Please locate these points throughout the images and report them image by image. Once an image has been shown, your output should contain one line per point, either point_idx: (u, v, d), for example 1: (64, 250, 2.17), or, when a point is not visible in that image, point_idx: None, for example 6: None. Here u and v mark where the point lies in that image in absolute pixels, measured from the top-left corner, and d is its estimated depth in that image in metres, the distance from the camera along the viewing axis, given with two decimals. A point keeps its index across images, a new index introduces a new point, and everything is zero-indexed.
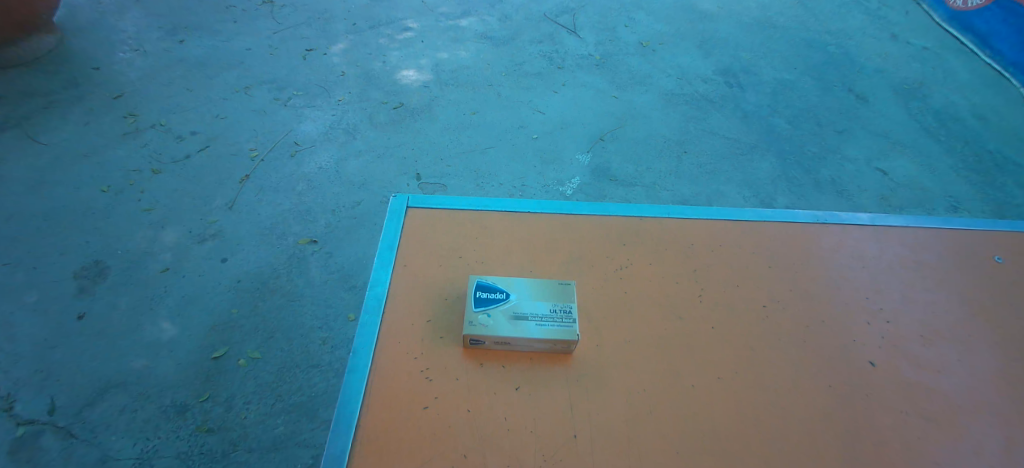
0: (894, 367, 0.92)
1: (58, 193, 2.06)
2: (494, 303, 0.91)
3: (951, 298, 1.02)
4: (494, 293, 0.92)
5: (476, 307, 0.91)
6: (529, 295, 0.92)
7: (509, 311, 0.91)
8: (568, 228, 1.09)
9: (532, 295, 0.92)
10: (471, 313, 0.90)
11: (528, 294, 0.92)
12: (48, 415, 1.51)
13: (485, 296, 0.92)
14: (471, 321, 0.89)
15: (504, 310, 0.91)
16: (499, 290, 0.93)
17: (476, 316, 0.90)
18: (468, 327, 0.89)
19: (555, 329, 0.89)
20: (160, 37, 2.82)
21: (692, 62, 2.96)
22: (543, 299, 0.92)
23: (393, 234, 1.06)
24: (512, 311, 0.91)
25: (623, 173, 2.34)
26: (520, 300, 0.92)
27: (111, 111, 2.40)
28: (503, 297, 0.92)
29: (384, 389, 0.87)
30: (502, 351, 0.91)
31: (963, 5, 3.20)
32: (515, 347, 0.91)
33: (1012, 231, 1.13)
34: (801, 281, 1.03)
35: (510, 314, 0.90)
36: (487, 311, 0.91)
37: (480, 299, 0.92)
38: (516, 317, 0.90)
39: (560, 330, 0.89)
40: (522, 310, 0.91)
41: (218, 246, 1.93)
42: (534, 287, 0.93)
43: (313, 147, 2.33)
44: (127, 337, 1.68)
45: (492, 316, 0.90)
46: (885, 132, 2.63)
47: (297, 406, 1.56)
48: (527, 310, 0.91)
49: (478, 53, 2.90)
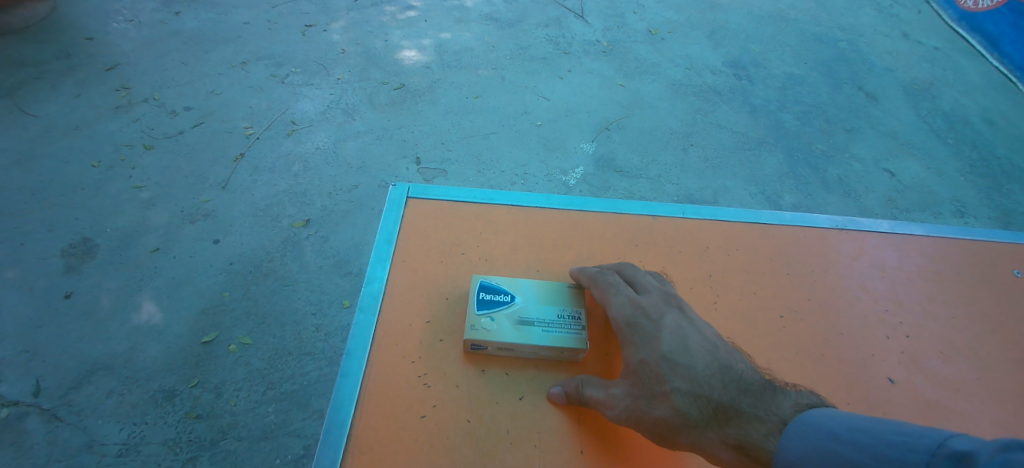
0: (914, 385, 0.91)
1: (47, 167, 2.00)
2: (498, 305, 0.89)
3: (971, 313, 1.01)
4: (499, 295, 0.90)
5: (479, 310, 0.89)
6: (534, 299, 0.91)
7: (513, 315, 0.89)
8: (576, 226, 1.07)
9: (538, 299, 0.91)
10: (475, 315, 0.88)
11: (535, 297, 0.91)
12: (33, 396, 1.47)
13: (488, 297, 0.90)
14: (473, 324, 0.87)
15: (509, 314, 0.89)
16: (504, 293, 0.91)
17: (480, 320, 0.88)
18: (470, 331, 0.86)
19: (563, 337, 0.87)
20: (155, 8, 2.72)
21: (702, 52, 2.89)
22: (549, 304, 0.91)
23: (392, 224, 1.04)
24: (517, 315, 0.89)
25: (629, 164, 2.29)
26: (525, 304, 0.90)
27: (104, 83, 2.33)
28: (507, 300, 0.90)
29: (377, 397, 0.84)
30: (504, 356, 0.89)
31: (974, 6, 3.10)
32: (519, 353, 0.89)
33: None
34: (821, 290, 1.01)
35: (515, 319, 0.88)
36: (491, 314, 0.89)
37: (483, 301, 0.90)
38: (522, 323, 0.88)
39: (567, 338, 0.87)
40: (527, 314, 0.89)
41: (211, 227, 1.88)
42: (539, 291, 0.92)
43: (312, 126, 2.27)
44: (116, 319, 1.64)
45: (496, 320, 0.88)
46: (893, 132, 2.58)
47: (289, 394, 1.53)
48: (534, 315, 0.89)
49: (482, 36, 2.81)
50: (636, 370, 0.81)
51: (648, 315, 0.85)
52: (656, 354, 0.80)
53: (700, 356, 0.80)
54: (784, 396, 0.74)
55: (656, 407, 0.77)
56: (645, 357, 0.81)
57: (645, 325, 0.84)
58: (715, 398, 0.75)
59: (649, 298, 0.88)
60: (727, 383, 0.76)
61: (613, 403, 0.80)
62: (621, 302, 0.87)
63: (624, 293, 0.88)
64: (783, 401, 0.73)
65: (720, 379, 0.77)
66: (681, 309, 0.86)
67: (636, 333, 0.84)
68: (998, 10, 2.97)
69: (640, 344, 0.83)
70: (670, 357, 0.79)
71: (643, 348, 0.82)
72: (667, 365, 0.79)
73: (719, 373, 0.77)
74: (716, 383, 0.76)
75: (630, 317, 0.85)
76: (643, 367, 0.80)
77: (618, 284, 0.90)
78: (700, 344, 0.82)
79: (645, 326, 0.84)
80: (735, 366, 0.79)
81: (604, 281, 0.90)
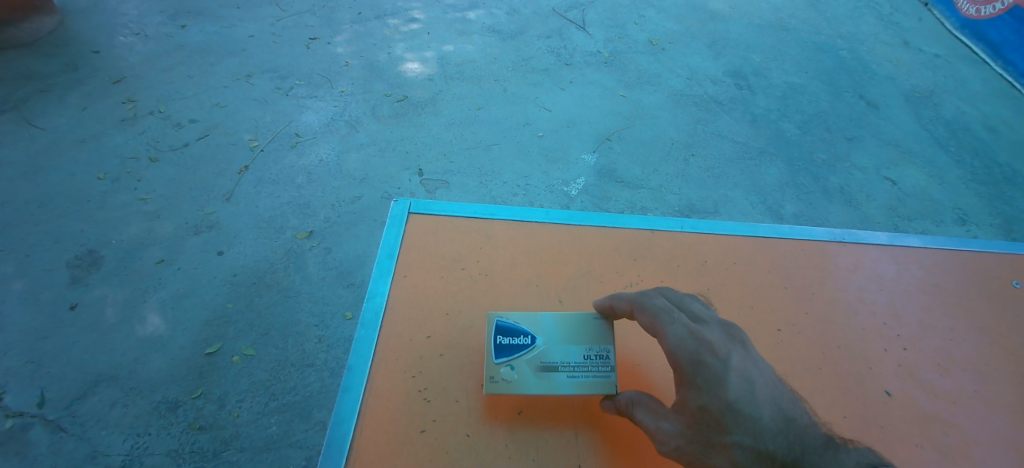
0: (909, 398, 1.06)
1: (54, 179, 2.02)
2: (519, 353, 1.04)
3: (968, 324, 1.19)
4: (520, 341, 1.05)
5: (497, 360, 1.04)
6: (555, 341, 1.05)
7: (532, 360, 1.04)
8: (575, 240, 1.30)
9: (558, 340, 1.05)
10: (495, 367, 1.03)
11: (555, 339, 1.05)
12: (37, 407, 1.49)
13: (508, 344, 1.05)
14: (494, 377, 1.02)
15: (529, 361, 1.04)
16: (524, 335, 1.05)
17: (499, 369, 1.04)
18: (491, 385, 1.02)
19: (582, 381, 1.03)
20: (161, 21, 2.76)
21: (703, 62, 2.91)
22: (569, 345, 1.05)
23: (393, 239, 1.27)
24: (540, 360, 1.04)
25: (630, 175, 2.30)
26: (546, 346, 1.05)
27: (110, 96, 2.36)
28: (528, 346, 1.05)
29: (375, 412, 1.04)
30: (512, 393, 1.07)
31: (975, 14, 3.14)
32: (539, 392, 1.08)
33: (1015, 254, 1.33)
34: (817, 303, 1.19)
35: (538, 366, 1.04)
36: (510, 362, 1.04)
37: (503, 350, 1.05)
38: (543, 368, 1.04)
39: (586, 381, 1.03)
40: (547, 358, 1.04)
41: (215, 239, 1.90)
42: (560, 332, 1.06)
43: (315, 139, 2.29)
44: (120, 331, 1.65)
45: (516, 368, 1.04)
46: (895, 140, 2.59)
47: (292, 405, 1.54)
48: (553, 358, 1.04)
49: (484, 47, 2.85)
50: (696, 414, 0.87)
51: (714, 353, 0.88)
52: (721, 402, 0.84)
53: (766, 407, 0.84)
54: (845, 456, 0.74)
55: (714, 457, 0.83)
56: (708, 403, 0.85)
57: (712, 364, 0.88)
58: (777, 456, 0.78)
59: (711, 332, 0.91)
60: (789, 442, 0.79)
61: (664, 438, 0.90)
62: (679, 334, 0.91)
63: (680, 322, 0.92)
64: (845, 461, 0.74)
65: (784, 436, 0.80)
66: (745, 347, 0.90)
67: (701, 374, 0.88)
68: (1001, 17, 3.01)
69: (705, 389, 0.87)
70: (735, 407, 0.84)
71: (706, 392, 0.86)
72: (731, 415, 0.83)
73: (784, 428, 0.80)
74: (779, 440, 0.80)
75: (693, 353, 0.89)
76: (706, 414, 0.85)
77: (671, 311, 0.94)
78: (766, 392, 0.85)
79: (711, 365, 0.87)
80: (799, 419, 0.82)
81: (653, 307, 0.95)
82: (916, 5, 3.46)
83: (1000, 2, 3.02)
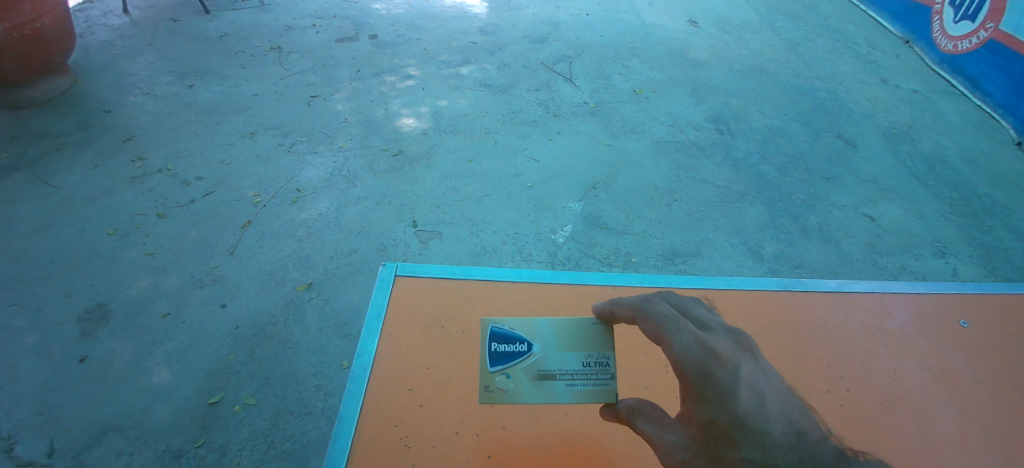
0: (850, 436, 1.16)
1: (68, 235, 2.16)
2: (517, 359, 1.08)
3: (911, 363, 1.30)
4: (518, 347, 1.08)
5: (493, 366, 1.08)
6: (552, 349, 1.07)
7: (528, 369, 1.07)
8: (544, 296, 1.41)
9: (556, 347, 1.07)
10: (491, 375, 1.08)
11: (552, 346, 1.07)
12: (46, 457, 1.56)
13: (505, 350, 1.09)
14: (490, 386, 1.07)
15: (525, 368, 1.07)
16: (522, 342, 1.08)
17: (495, 378, 1.08)
18: (484, 394, 1.06)
19: (582, 389, 1.05)
20: (171, 81, 2.97)
21: (684, 109, 3.11)
22: (567, 352, 1.07)
23: (381, 300, 1.39)
24: (535, 368, 1.07)
25: (614, 221, 2.44)
26: (545, 354, 1.07)
27: (121, 155, 2.52)
28: (526, 351, 1.08)
29: (360, 460, 1.12)
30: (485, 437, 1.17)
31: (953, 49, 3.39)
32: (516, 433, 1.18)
33: (956, 294, 1.47)
34: (767, 349, 1.29)
35: (534, 373, 1.07)
36: (506, 370, 1.08)
37: (498, 356, 1.08)
38: (541, 375, 1.07)
39: (584, 389, 1.05)
40: (545, 364, 1.07)
41: (219, 291, 2.01)
42: (556, 339, 1.08)
43: (315, 194, 2.44)
44: (128, 380, 1.74)
45: (512, 377, 1.07)
46: (873, 178, 2.74)
47: (289, 453, 1.61)
48: (550, 366, 1.07)
49: (476, 102, 3.05)
50: (704, 428, 0.72)
51: (721, 361, 0.73)
52: (729, 416, 0.70)
53: (778, 420, 0.69)
54: None
55: None
56: (715, 417, 0.71)
57: (720, 373, 0.73)
58: None
59: (716, 339, 0.76)
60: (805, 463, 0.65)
61: (669, 451, 0.75)
62: (685, 342, 0.76)
63: (686, 329, 0.78)
64: None
65: (795, 452, 0.66)
66: (754, 355, 0.76)
67: (710, 384, 0.72)
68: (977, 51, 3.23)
69: (713, 400, 0.72)
70: (745, 420, 0.69)
71: (714, 404, 0.72)
72: (740, 429, 0.69)
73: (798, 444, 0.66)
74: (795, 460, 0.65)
75: (700, 363, 0.73)
76: (714, 429, 0.71)
77: (676, 319, 0.80)
78: (779, 404, 0.71)
79: (719, 375, 0.73)
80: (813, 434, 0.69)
81: (656, 314, 0.81)
82: (895, 43, 3.74)
83: (976, 37, 3.23)
